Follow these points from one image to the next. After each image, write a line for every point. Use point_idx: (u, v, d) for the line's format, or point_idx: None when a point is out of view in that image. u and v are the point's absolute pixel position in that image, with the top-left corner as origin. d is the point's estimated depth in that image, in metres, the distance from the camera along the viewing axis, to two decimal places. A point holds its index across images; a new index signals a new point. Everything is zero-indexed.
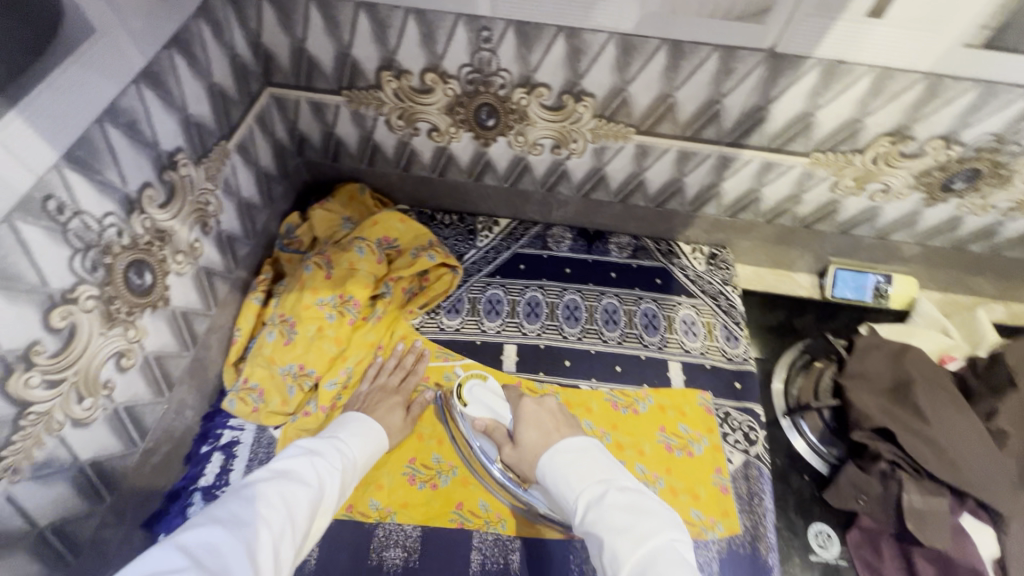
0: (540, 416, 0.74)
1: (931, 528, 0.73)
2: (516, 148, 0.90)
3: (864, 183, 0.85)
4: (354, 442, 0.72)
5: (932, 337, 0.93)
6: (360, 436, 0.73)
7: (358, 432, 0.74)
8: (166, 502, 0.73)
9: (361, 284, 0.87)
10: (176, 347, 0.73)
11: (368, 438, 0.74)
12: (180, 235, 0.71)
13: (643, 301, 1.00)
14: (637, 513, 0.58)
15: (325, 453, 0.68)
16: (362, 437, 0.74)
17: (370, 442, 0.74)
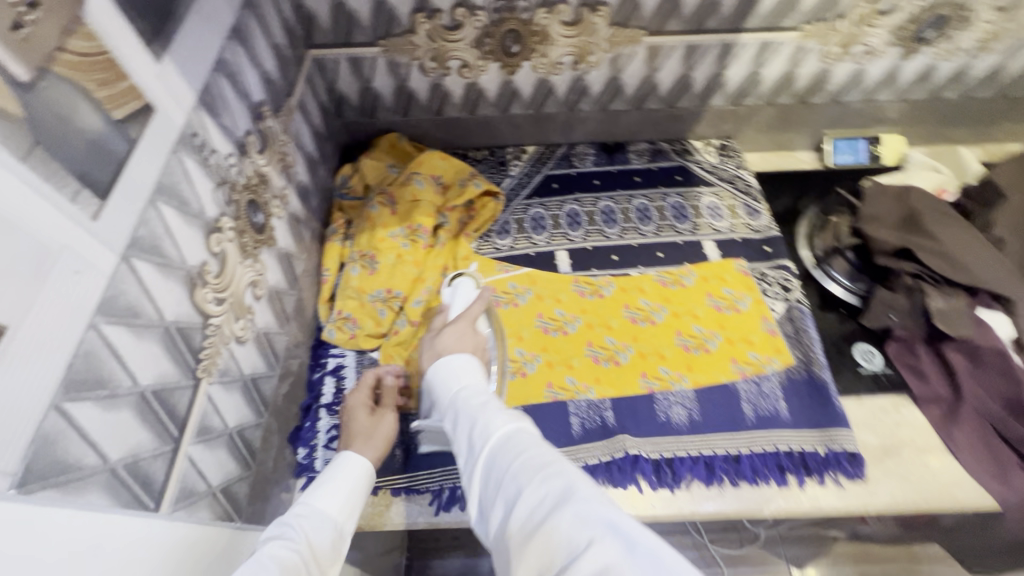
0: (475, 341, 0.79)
1: (957, 323, 0.86)
2: (539, 70, 0.99)
3: (850, 48, 0.97)
4: (327, 500, 0.63)
5: (927, 176, 1.06)
6: (338, 477, 0.67)
7: (331, 474, 0.67)
8: (301, 418, 0.85)
9: (426, 213, 0.97)
10: (286, 284, 0.82)
11: (347, 478, 0.67)
12: (273, 181, 0.79)
13: (669, 196, 1.12)
14: (504, 409, 0.61)
15: (304, 513, 0.61)
16: (336, 483, 0.66)
17: (344, 481, 0.67)
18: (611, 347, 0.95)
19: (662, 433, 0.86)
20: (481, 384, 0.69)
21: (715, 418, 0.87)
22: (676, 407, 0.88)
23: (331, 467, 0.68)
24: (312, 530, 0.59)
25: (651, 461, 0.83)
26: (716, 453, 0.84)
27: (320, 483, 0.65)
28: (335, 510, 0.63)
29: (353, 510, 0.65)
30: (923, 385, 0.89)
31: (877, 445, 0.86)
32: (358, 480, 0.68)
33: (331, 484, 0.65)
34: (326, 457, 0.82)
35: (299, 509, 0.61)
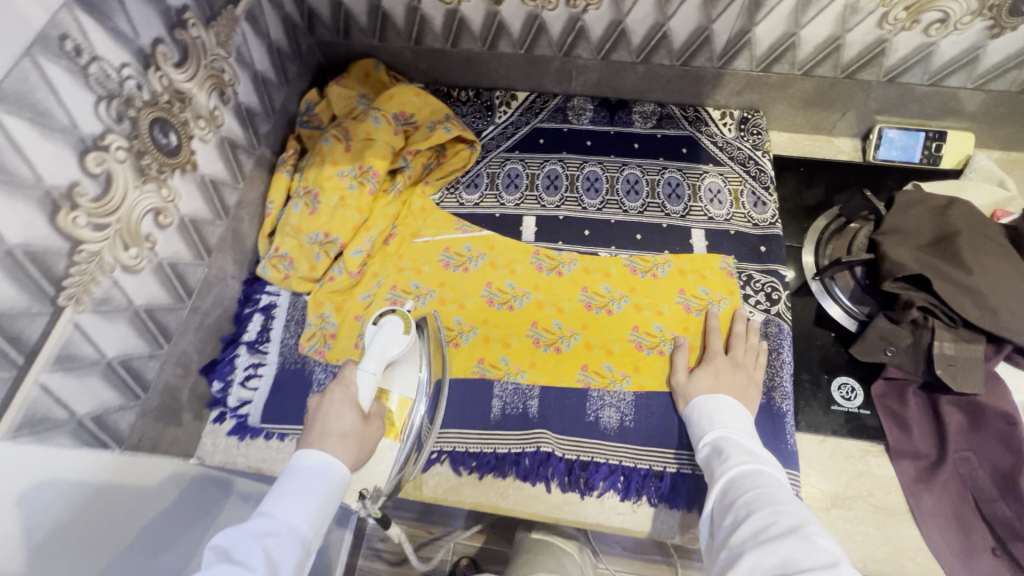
0: (372, 436, 0.63)
1: (962, 374, 0.73)
2: (529, 3, 0.85)
3: (918, 14, 0.77)
4: (289, 512, 0.52)
5: (986, 190, 0.86)
6: (307, 488, 0.54)
7: (305, 482, 0.54)
8: (223, 349, 0.84)
9: (379, 155, 0.89)
10: (209, 214, 0.78)
11: (315, 482, 0.55)
12: (199, 100, 0.72)
13: (667, 171, 0.97)
14: (766, 453, 0.64)
15: (269, 526, 0.51)
16: (302, 490, 0.54)
17: (317, 489, 0.54)
18: (556, 332, 0.86)
19: (586, 435, 0.79)
20: (732, 422, 0.70)
21: (647, 427, 0.79)
22: (608, 409, 0.80)
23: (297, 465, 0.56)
24: (269, 545, 0.49)
25: (564, 462, 0.77)
26: (637, 467, 0.77)
27: (285, 488, 0.54)
28: (305, 525, 0.52)
29: (325, 519, 0.54)
30: (903, 437, 0.77)
31: (827, 493, 0.76)
32: (330, 486, 0.56)
33: (298, 489, 0.54)
34: (239, 394, 0.83)
35: (264, 520, 0.51)
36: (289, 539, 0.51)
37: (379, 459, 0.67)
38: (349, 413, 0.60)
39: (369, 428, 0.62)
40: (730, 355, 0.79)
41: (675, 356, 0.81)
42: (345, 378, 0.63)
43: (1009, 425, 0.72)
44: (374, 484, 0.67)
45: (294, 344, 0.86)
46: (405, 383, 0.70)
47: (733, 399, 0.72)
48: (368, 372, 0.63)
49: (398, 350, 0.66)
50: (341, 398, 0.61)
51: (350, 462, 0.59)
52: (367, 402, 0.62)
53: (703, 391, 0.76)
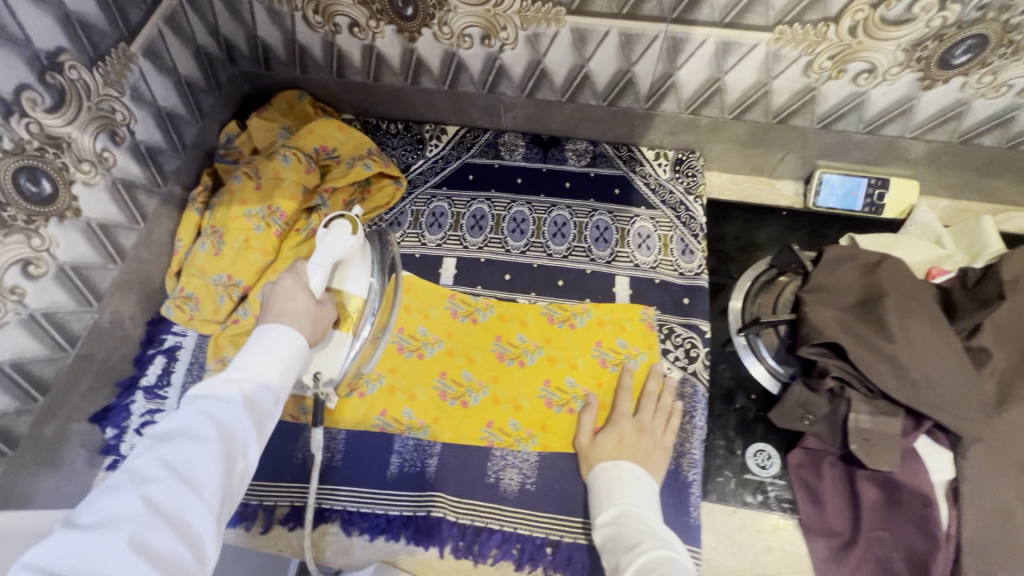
0: (323, 319, 0.61)
1: (876, 451, 0.68)
2: (444, 41, 0.82)
3: (845, 63, 0.72)
4: (257, 362, 0.54)
5: (920, 246, 0.82)
6: (271, 343, 0.55)
7: (264, 343, 0.55)
8: (119, 394, 0.81)
9: (288, 195, 0.86)
10: (97, 258, 0.75)
11: (276, 342, 0.55)
12: (81, 143, 0.70)
13: (596, 213, 0.93)
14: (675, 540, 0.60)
15: (242, 373, 0.53)
16: (267, 346, 0.55)
17: (280, 345, 0.55)
18: (464, 384, 0.82)
19: (484, 498, 0.75)
20: (633, 497, 0.66)
21: (548, 492, 0.75)
22: (510, 471, 0.77)
23: (258, 335, 0.56)
24: (245, 388, 0.52)
25: (457, 526, 0.74)
26: (533, 535, 0.73)
27: (259, 342, 0.55)
28: (273, 373, 0.54)
29: (290, 372, 0.56)
30: (816, 512, 0.72)
31: (733, 569, 0.72)
32: (291, 348, 0.56)
33: (262, 348, 0.55)
34: (132, 441, 0.80)
35: (234, 371, 0.53)
36: (262, 384, 0.53)
37: (333, 349, 0.66)
38: (302, 295, 0.59)
39: (322, 310, 0.61)
40: (639, 417, 0.75)
41: (583, 415, 0.77)
42: (297, 270, 0.61)
43: (925, 507, 0.67)
44: (330, 373, 0.66)
45: None
46: (356, 281, 0.68)
47: (638, 466, 0.69)
48: (319, 265, 0.61)
49: (347, 250, 0.63)
50: (292, 284, 0.60)
51: (306, 337, 0.58)
52: (320, 288, 0.61)
53: (606, 457, 0.72)
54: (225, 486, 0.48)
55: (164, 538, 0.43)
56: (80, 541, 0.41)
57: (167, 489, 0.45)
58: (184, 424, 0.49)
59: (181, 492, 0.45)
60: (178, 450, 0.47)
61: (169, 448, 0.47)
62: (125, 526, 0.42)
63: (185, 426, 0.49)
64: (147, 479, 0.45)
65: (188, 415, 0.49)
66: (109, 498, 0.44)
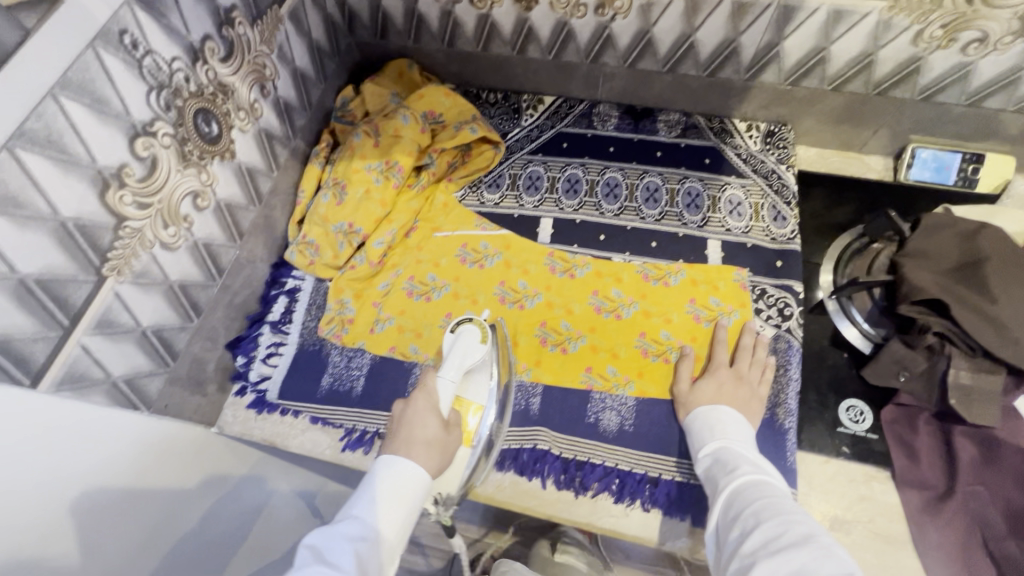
0: (449, 442, 0.65)
1: (976, 405, 0.71)
2: (558, 10, 0.87)
3: (955, 33, 0.75)
4: (379, 517, 0.55)
5: (1019, 218, 0.83)
6: (391, 493, 0.57)
7: (388, 492, 0.57)
8: (249, 327, 0.90)
9: (405, 151, 0.93)
10: (243, 200, 0.83)
11: (405, 488, 0.58)
12: (241, 92, 0.78)
13: (687, 180, 0.97)
14: (771, 467, 0.64)
15: (359, 529, 0.54)
16: (391, 494, 0.57)
17: (398, 498, 0.57)
18: (564, 333, 0.88)
19: (585, 435, 0.80)
20: (733, 435, 0.70)
21: (647, 434, 0.80)
22: (609, 413, 0.81)
23: (381, 470, 0.59)
24: (361, 551, 0.53)
25: (561, 460, 0.79)
26: (633, 471, 0.78)
27: (374, 500, 0.56)
28: (388, 528, 0.56)
29: (405, 530, 0.57)
30: (911, 466, 0.75)
31: (825, 514, 0.75)
32: (415, 485, 0.59)
33: (388, 500, 0.57)
34: (260, 370, 0.88)
35: (351, 526, 0.54)
36: (374, 541, 0.54)
37: (454, 468, 0.69)
38: (432, 420, 0.64)
39: (449, 436, 0.65)
40: (735, 368, 0.79)
41: (680, 365, 0.81)
42: (427, 384, 0.67)
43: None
44: (448, 490, 0.70)
45: (314, 327, 0.91)
46: (477, 390, 0.73)
47: (730, 410, 0.73)
48: (447, 379, 0.68)
49: (474, 359, 0.70)
50: (424, 405, 0.65)
51: (432, 469, 0.61)
52: (446, 407, 0.67)
53: (705, 401, 0.76)
54: None
55: None
56: None
57: None
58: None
59: None
60: None
61: None
62: None
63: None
64: None
65: None
66: None
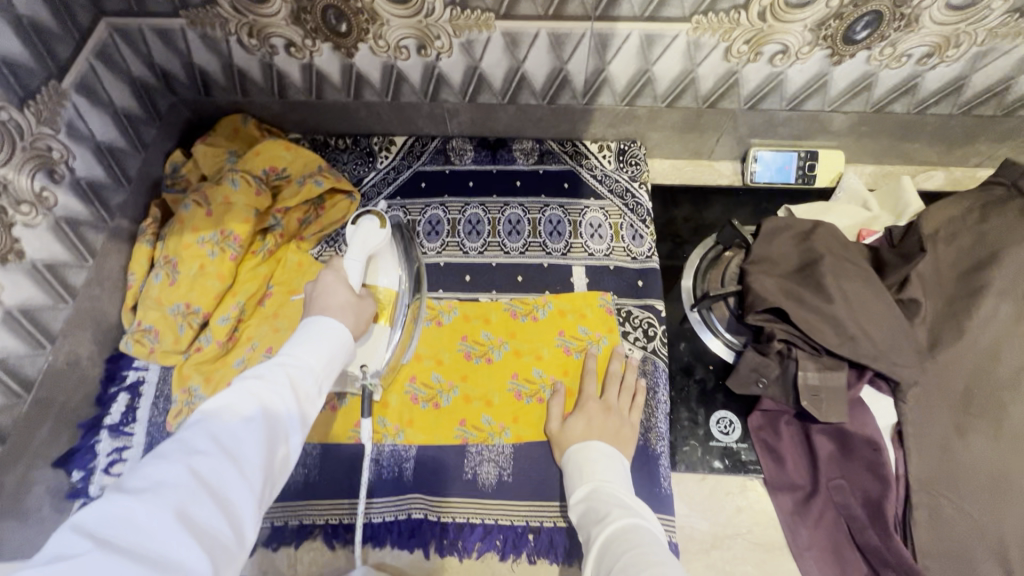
0: (363, 306, 0.64)
1: (825, 404, 0.73)
2: (381, 55, 0.83)
3: (760, 46, 0.77)
4: (308, 350, 0.55)
5: (850, 212, 0.88)
6: (320, 334, 0.57)
7: (312, 333, 0.57)
8: (82, 436, 0.80)
9: (240, 218, 0.86)
10: (47, 300, 0.74)
11: (328, 332, 0.57)
12: (18, 184, 0.69)
13: (548, 208, 0.96)
14: (642, 506, 0.62)
15: (294, 357, 0.54)
16: (317, 335, 0.56)
17: (331, 337, 0.57)
18: (435, 387, 0.84)
19: (463, 494, 0.77)
20: (601, 473, 0.68)
21: (526, 482, 0.77)
22: (486, 465, 0.78)
23: (307, 323, 0.58)
24: (295, 372, 0.53)
25: (440, 525, 0.75)
26: (514, 524, 0.75)
27: (302, 335, 0.57)
28: (317, 360, 0.55)
29: (335, 367, 0.57)
30: (779, 470, 0.77)
31: (707, 533, 0.76)
32: (339, 343, 0.58)
33: (314, 335, 0.56)
34: (102, 482, 0.78)
35: (284, 353, 0.55)
36: (307, 370, 0.54)
37: (374, 342, 0.71)
38: (342, 287, 0.62)
39: (362, 304, 0.64)
40: (605, 399, 0.78)
41: (552, 403, 0.79)
42: (335, 266, 0.65)
43: (874, 451, 0.71)
44: (372, 363, 0.71)
45: (161, 423, 0.82)
46: (388, 276, 0.73)
47: (605, 444, 0.71)
48: (354, 259, 0.65)
49: (378, 244, 0.67)
50: (332, 279, 0.63)
51: (351, 329, 0.61)
52: (356, 281, 0.65)
53: (577, 438, 0.75)
54: (268, 468, 0.48)
55: (208, 512, 0.42)
56: (126, 506, 0.40)
57: (215, 466, 0.45)
58: (230, 404, 0.49)
59: (226, 467, 0.45)
60: (226, 426, 0.47)
61: (217, 423, 0.47)
62: (175, 501, 0.41)
63: (231, 406, 0.49)
64: (193, 453, 0.45)
65: (240, 390, 0.50)
66: (156, 469, 0.43)
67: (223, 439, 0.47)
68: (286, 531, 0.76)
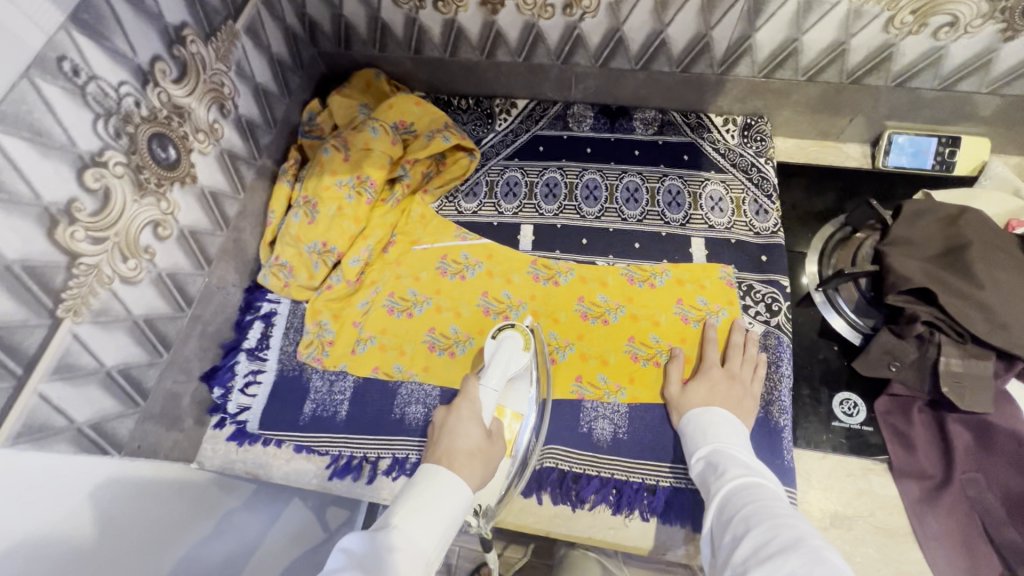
0: (492, 451, 0.64)
1: (969, 391, 0.70)
2: (525, 12, 0.85)
3: (927, 17, 0.74)
4: (419, 530, 0.52)
5: (997, 200, 0.83)
6: (432, 502, 0.54)
7: (431, 501, 0.54)
8: (223, 356, 0.86)
9: (377, 164, 0.89)
10: (208, 225, 0.80)
11: (443, 503, 0.54)
12: (198, 114, 0.74)
13: (668, 178, 0.96)
14: (758, 463, 0.63)
15: (400, 539, 0.51)
16: (429, 505, 0.54)
17: (440, 508, 0.54)
18: (550, 343, 0.86)
19: (577, 446, 0.79)
20: (721, 437, 0.68)
21: (642, 440, 0.78)
22: (601, 421, 0.80)
23: (421, 480, 0.56)
24: (399, 563, 0.49)
25: (555, 473, 0.77)
26: (629, 480, 0.76)
27: (415, 511, 0.53)
28: (428, 540, 0.52)
29: (445, 547, 0.54)
30: (908, 457, 0.74)
31: (826, 511, 0.74)
32: (456, 507, 0.55)
33: (422, 505, 0.54)
34: (238, 400, 0.85)
35: (389, 533, 0.51)
36: (417, 552, 0.51)
37: (496, 480, 0.69)
38: (475, 429, 0.63)
39: (493, 446, 0.65)
40: (727, 367, 0.78)
41: (670, 367, 0.80)
42: (470, 394, 0.67)
43: (1018, 445, 0.69)
44: (488, 502, 0.69)
45: (292, 351, 0.88)
46: (517, 400, 0.73)
47: (727, 412, 0.71)
48: (490, 387, 0.68)
49: (514, 368, 0.70)
50: (467, 414, 0.65)
51: (474, 481, 0.59)
52: (489, 417, 0.67)
53: (698, 402, 0.74)
54: None
55: None
56: None
57: None
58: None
59: None
60: None
61: None
62: None
63: None
64: None
65: None
66: None
67: None
68: (408, 464, 0.79)
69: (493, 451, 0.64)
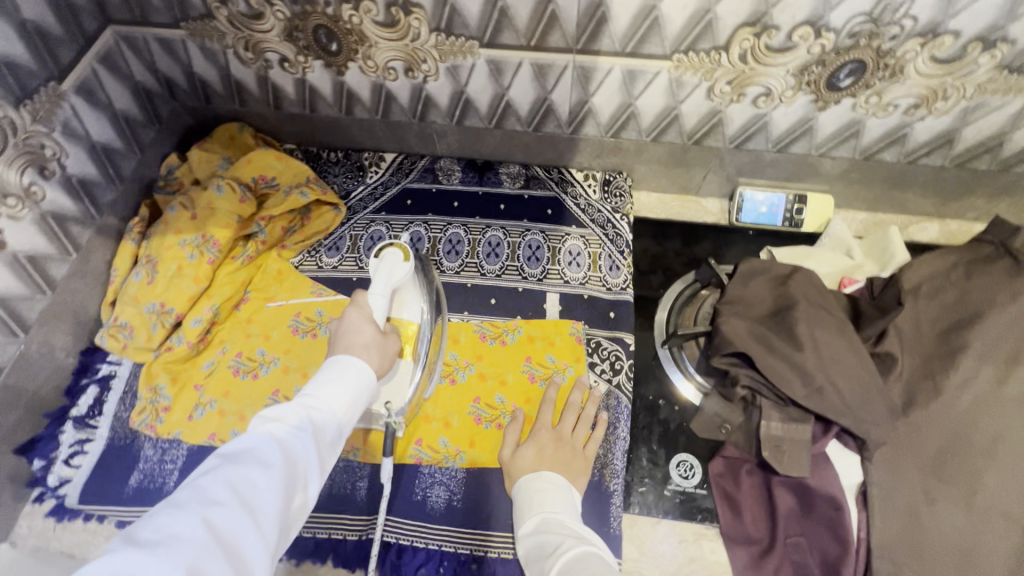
0: (387, 344, 0.63)
1: (787, 457, 0.70)
2: (370, 74, 0.85)
3: (743, 88, 0.77)
4: (328, 398, 0.55)
5: (831, 259, 0.86)
6: (344, 377, 0.57)
7: (338, 369, 0.57)
8: (48, 425, 0.82)
9: (223, 224, 0.88)
10: (25, 291, 0.76)
11: (346, 375, 0.57)
12: (7, 178, 0.72)
13: (529, 233, 0.96)
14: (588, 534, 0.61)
15: (313, 400, 0.55)
16: (337, 380, 0.56)
17: (352, 386, 0.57)
18: None
19: (410, 516, 0.76)
20: (546, 508, 0.66)
21: (476, 509, 0.76)
22: (437, 488, 0.77)
23: (327, 364, 0.58)
24: (314, 411, 0.54)
25: (383, 545, 0.74)
26: (459, 551, 0.74)
27: (326, 372, 0.57)
28: (342, 406, 0.56)
29: (358, 408, 0.58)
30: (736, 521, 0.74)
31: None
32: (362, 381, 0.58)
33: (333, 379, 0.56)
34: (60, 473, 0.80)
35: (305, 395, 0.56)
36: (331, 416, 0.55)
37: (399, 378, 0.68)
38: (367, 325, 0.62)
39: (387, 340, 0.63)
40: (560, 430, 0.77)
41: (508, 430, 0.78)
42: (359, 302, 0.64)
43: (835, 510, 0.69)
44: (399, 400, 0.68)
45: (125, 418, 0.84)
46: (413, 308, 0.71)
47: (558, 478, 0.69)
48: (379, 294, 0.65)
49: (402, 276, 0.66)
50: (355, 316, 0.63)
51: (376, 367, 0.61)
52: (381, 317, 0.64)
53: (527, 468, 0.73)
54: (282, 517, 0.48)
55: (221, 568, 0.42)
56: (135, 558, 0.40)
57: (232, 517, 0.45)
58: (252, 447, 0.50)
59: (242, 518, 0.45)
60: (247, 471, 0.48)
61: (236, 468, 0.48)
62: (189, 548, 0.41)
63: (253, 450, 0.49)
64: (213, 502, 0.45)
65: (261, 430, 0.51)
66: (171, 516, 0.43)
67: (242, 490, 0.47)
68: None
69: (388, 348, 0.63)
